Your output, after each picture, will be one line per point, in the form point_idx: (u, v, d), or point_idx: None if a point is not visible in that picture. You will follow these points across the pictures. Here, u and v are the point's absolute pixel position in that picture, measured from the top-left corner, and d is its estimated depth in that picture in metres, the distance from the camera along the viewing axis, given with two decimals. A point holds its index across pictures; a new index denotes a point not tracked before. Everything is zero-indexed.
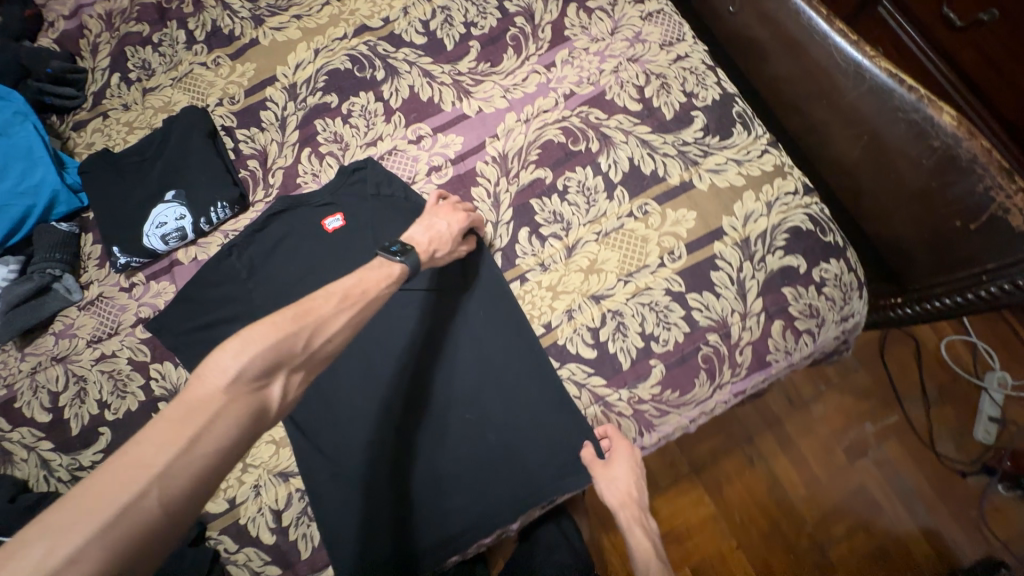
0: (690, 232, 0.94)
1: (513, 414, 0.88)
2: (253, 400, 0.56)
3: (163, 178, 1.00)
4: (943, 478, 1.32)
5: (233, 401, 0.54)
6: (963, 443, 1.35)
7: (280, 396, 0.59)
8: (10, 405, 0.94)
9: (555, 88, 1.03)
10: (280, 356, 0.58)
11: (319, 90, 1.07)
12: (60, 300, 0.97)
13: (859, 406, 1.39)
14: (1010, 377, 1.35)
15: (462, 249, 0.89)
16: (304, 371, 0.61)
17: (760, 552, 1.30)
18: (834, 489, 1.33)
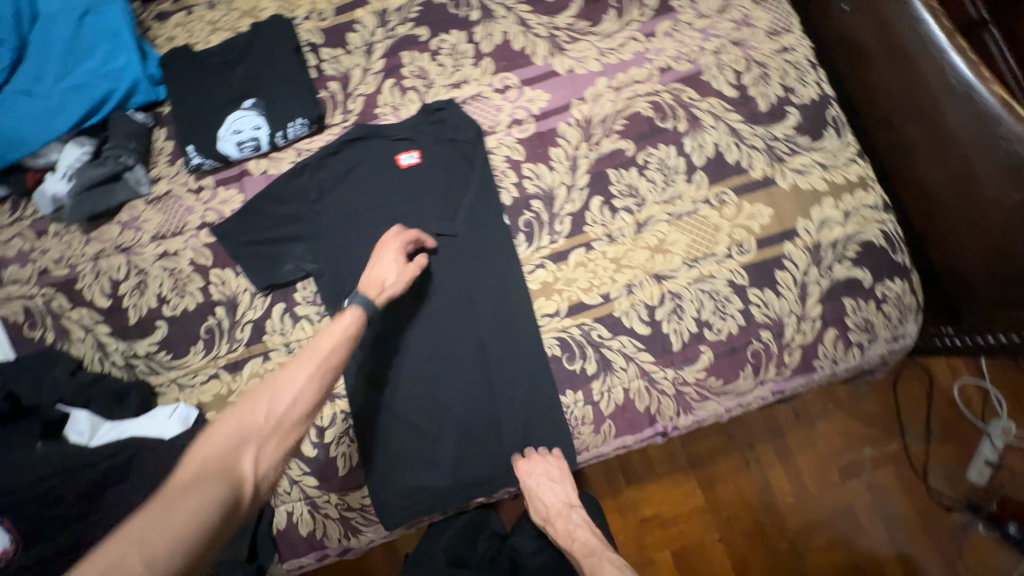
0: (763, 228, 0.94)
1: (542, 382, 0.91)
2: (225, 468, 0.58)
3: (244, 86, 0.99)
4: (930, 512, 1.34)
5: (203, 474, 0.56)
6: (956, 483, 1.35)
7: (251, 468, 0.59)
8: (71, 286, 0.96)
9: (651, 59, 1.00)
10: (246, 429, 0.62)
11: (410, 21, 1.04)
12: (128, 191, 0.97)
13: (862, 430, 1.40)
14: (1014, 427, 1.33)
15: (415, 268, 0.87)
16: (277, 435, 0.63)
17: (738, 547, 1.35)
18: (822, 504, 1.36)
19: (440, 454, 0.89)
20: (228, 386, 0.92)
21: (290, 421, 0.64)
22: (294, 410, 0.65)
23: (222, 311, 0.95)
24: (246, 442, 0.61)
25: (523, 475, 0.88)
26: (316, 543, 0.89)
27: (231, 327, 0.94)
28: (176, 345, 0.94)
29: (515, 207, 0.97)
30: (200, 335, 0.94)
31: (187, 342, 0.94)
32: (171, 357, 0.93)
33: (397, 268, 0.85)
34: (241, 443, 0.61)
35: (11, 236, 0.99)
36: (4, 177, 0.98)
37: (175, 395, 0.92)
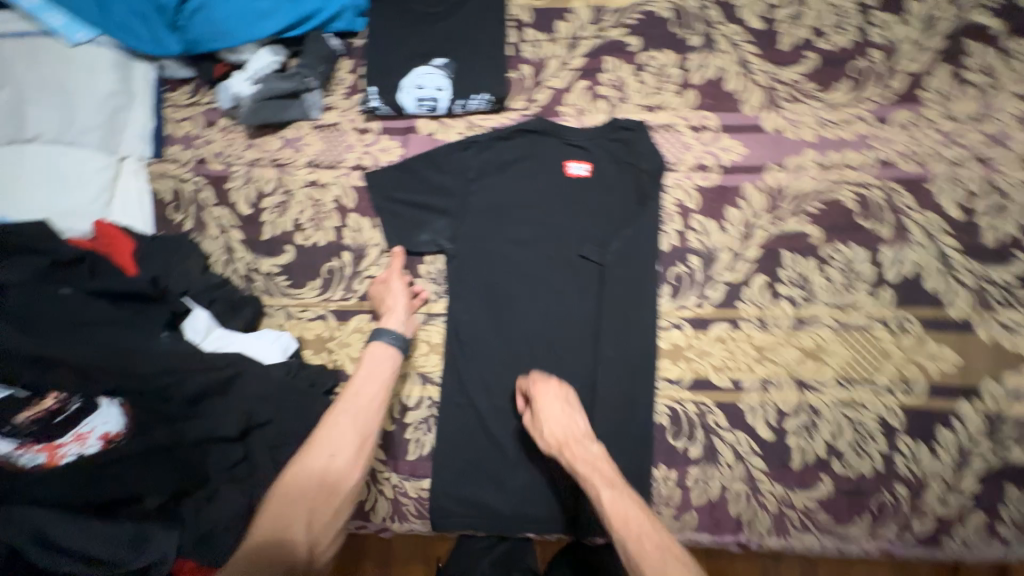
0: (943, 374, 0.81)
1: (636, 452, 0.82)
2: (280, 536, 0.64)
3: (441, 42, 0.96)
4: None
5: (260, 544, 0.63)
6: None
7: (304, 533, 0.65)
8: (221, 183, 0.98)
9: (873, 147, 0.89)
10: (292, 506, 0.66)
11: (625, 27, 0.98)
12: (300, 111, 0.97)
13: None
14: None
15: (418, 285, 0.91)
16: (324, 506, 0.67)
17: None
18: None
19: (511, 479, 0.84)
20: (331, 331, 0.91)
21: (337, 481, 0.69)
22: (339, 462, 0.69)
23: (347, 257, 0.93)
24: (295, 511, 0.66)
25: (534, 398, 0.78)
26: (362, 514, 0.86)
27: (351, 275, 0.93)
28: (296, 274, 0.93)
29: (671, 256, 0.89)
30: (321, 273, 0.93)
31: (307, 275, 0.93)
32: (289, 284, 0.93)
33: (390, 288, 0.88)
34: (290, 512, 0.65)
35: (184, 117, 1.01)
36: (197, 61, 1.00)
37: (281, 322, 0.92)
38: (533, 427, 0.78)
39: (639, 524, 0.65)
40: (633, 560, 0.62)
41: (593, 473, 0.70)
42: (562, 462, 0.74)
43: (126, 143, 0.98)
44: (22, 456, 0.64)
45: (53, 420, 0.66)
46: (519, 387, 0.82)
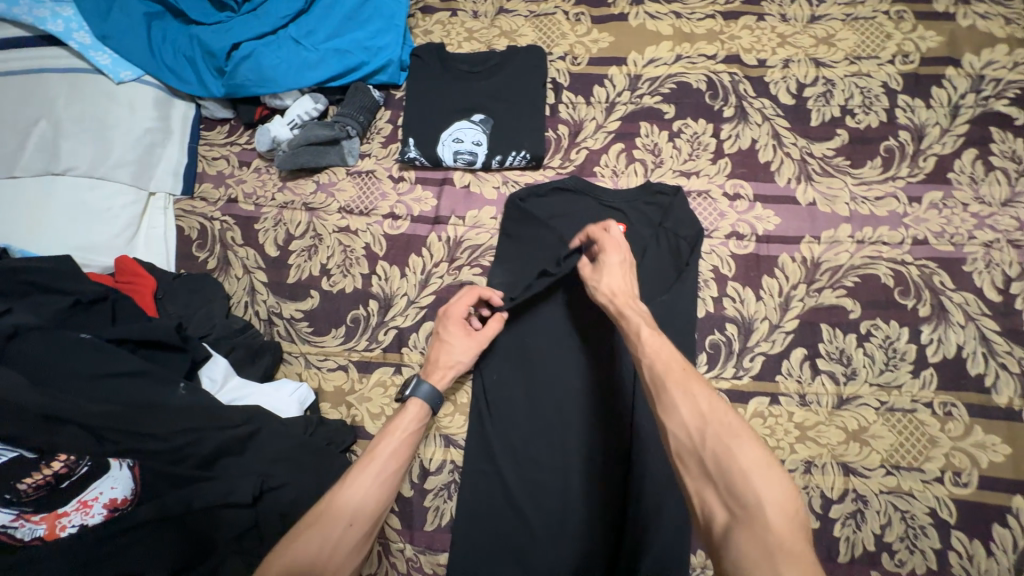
0: (994, 466, 0.78)
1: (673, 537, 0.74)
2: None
3: (480, 100, 0.98)
4: None
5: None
6: None
7: None
8: (251, 223, 0.96)
9: (907, 226, 0.90)
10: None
11: (659, 95, 1.00)
12: (338, 158, 0.97)
13: None
14: None
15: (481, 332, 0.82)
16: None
17: None
18: None
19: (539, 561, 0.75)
20: (352, 384, 0.87)
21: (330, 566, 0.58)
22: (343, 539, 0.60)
23: (374, 305, 0.91)
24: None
25: (603, 250, 0.76)
26: None
27: (376, 325, 0.90)
28: (320, 321, 0.90)
29: (707, 322, 0.87)
30: (346, 322, 0.90)
31: (331, 323, 0.90)
32: (311, 332, 0.90)
33: (461, 343, 0.80)
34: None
35: (218, 156, 1.01)
36: (237, 103, 1.01)
37: (301, 370, 0.88)
38: (589, 279, 0.75)
39: (689, 379, 0.57)
40: (658, 379, 0.57)
41: (628, 316, 0.67)
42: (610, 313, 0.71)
43: (158, 178, 0.96)
44: (18, 529, 0.57)
45: (59, 485, 0.59)
46: (592, 233, 0.78)
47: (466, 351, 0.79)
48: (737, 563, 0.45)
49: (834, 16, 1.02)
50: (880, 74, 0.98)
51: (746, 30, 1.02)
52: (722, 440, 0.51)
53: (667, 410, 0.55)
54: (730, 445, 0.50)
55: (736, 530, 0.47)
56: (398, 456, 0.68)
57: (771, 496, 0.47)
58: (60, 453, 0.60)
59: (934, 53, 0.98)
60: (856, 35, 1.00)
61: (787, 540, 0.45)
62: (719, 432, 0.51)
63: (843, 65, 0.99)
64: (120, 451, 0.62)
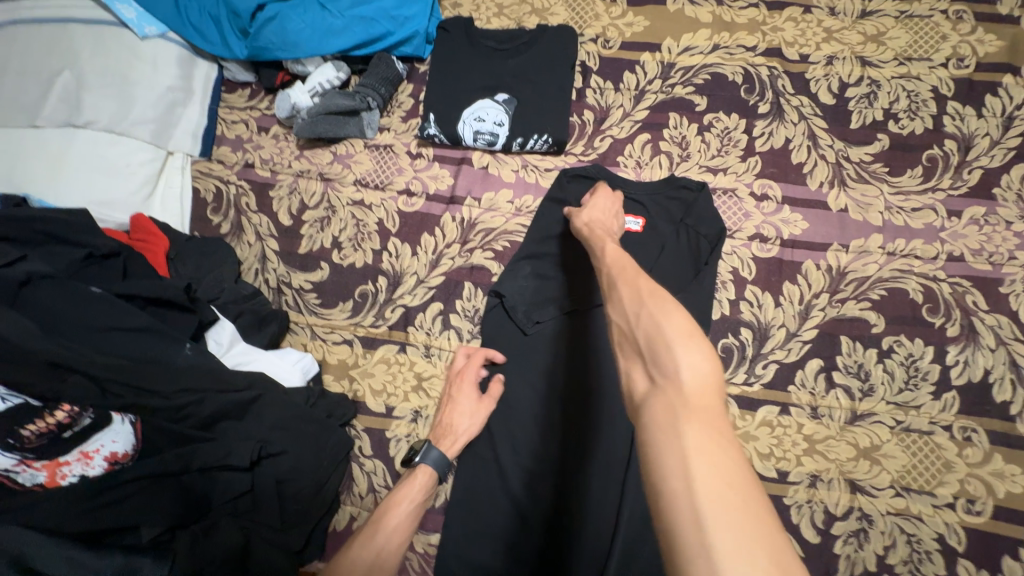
0: (1011, 496, 0.75)
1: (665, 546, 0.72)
2: None
3: (505, 79, 0.95)
4: None
5: None
6: None
7: None
8: (266, 190, 0.95)
9: (943, 240, 0.85)
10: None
11: (692, 86, 0.96)
12: (357, 129, 0.95)
13: None
14: None
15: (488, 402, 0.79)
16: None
17: None
18: None
19: (530, 548, 0.75)
20: (356, 358, 0.86)
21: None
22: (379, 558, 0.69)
23: (383, 282, 0.90)
24: None
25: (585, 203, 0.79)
26: None
27: (384, 301, 0.89)
28: (328, 293, 0.90)
29: (721, 325, 0.85)
30: (354, 296, 0.89)
31: (339, 296, 0.89)
32: (319, 303, 0.89)
33: (469, 408, 0.78)
34: None
35: (238, 120, 1.00)
36: (259, 67, 1.00)
37: (306, 341, 0.88)
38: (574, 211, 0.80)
39: (638, 277, 0.54)
40: (609, 280, 0.56)
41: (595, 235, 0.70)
42: (582, 235, 0.75)
43: (177, 139, 0.96)
44: (20, 473, 0.58)
45: (62, 436, 0.59)
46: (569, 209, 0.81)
47: (475, 411, 0.78)
48: (644, 429, 0.43)
49: (887, 12, 0.95)
50: (931, 78, 0.92)
51: (790, 23, 0.97)
52: (651, 318, 0.48)
53: (613, 303, 0.53)
54: (656, 322, 0.47)
55: (650, 398, 0.44)
56: (404, 525, 0.72)
57: (688, 365, 0.43)
58: (64, 403, 0.60)
59: (992, 59, 0.91)
60: (910, 33, 0.94)
61: (701, 407, 0.42)
62: (646, 313, 0.49)
63: (891, 65, 0.93)
64: (122, 405, 0.63)
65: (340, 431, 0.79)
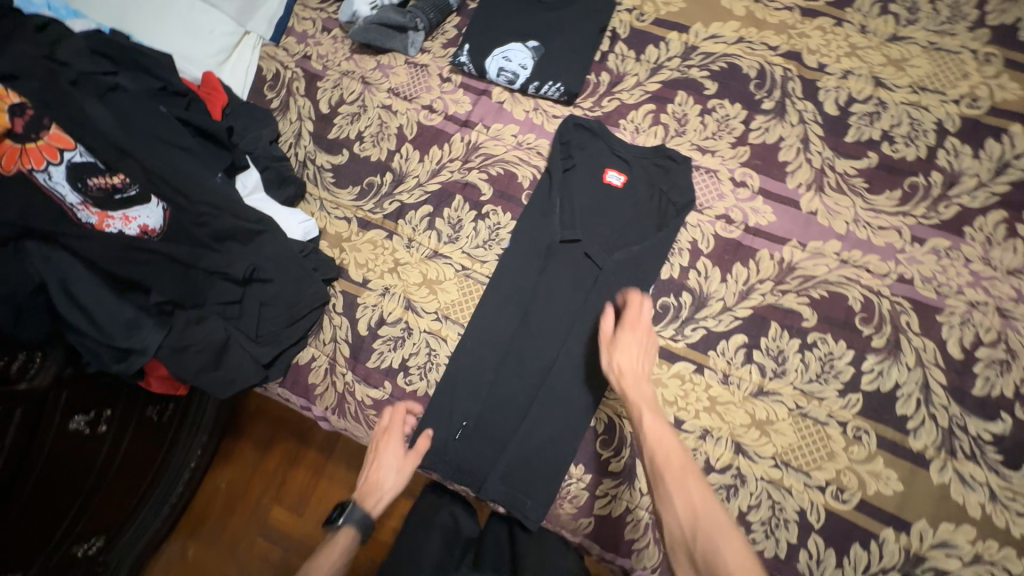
0: (878, 496, 0.81)
1: (559, 434, 0.88)
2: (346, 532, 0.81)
3: (539, 29, 1.05)
4: None
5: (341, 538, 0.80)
6: None
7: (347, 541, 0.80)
8: (315, 80, 1.10)
9: (898, 261, 0.89)
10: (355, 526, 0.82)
11: (707, 71, 1.02)
12: (401, 45, 1.08)
13: None
14: None
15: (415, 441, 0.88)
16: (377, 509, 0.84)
17: None
18: None
19: (483, 425, 0.91)
20: (350, 234, 1.01)
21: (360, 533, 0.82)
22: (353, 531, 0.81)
23: (388, 178, 1.03)
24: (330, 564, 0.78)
25: (614, 339, 0.81)
26: (311, 395, 0.96)
27: (385, 194, 1.03)
28: (341, 176, 1.04)
29: (666, 285, 0.93)
30: (362, 183, 1.04)
31: (350, 180, 1.04)
32: (332, 183, 1.04)
33: (396, 464, 0.86)
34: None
35: (307, 17, 1.15)
36: None
37: (314, 210, 1.03)
38: (610, 342, 0.82)
39: (672, 457, 0.69)
40: (656, 466, 0.70)
41: (628, 366, 0.78)
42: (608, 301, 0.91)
43: (255, 21, 1.12)
44: (80, 212, 0.70)
45: (115, 197, 0.73)
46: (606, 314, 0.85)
47: (405, 470, 0.86)
48: None
49: (917, 40, 0.98)
50: (939, 111, 0.94)
51: (818, 31, 1.01)
52: (709, 536, 0.62)
53: (665, 501, 0.67)
54: (694, 511, 0.65)
55: None
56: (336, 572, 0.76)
57: (739, 564, 0.59)
58: (122, 175, 0.74)
59: (1008, 105, 0.93)
60: (932, 64, 0.96)
61: None
62: (683, 495, 0.66)
63: (904, 91, 0.96)
64: (159, 193, 0.78)
65: (321, 284, 0.94)
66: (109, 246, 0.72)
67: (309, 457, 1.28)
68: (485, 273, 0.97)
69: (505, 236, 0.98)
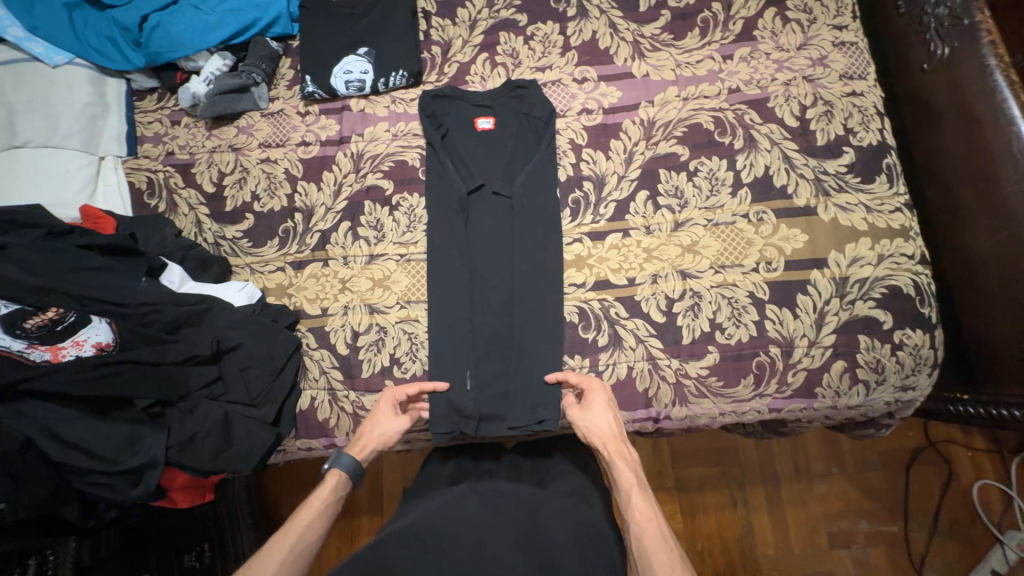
0: (796, 252, 0.98)
1: (547, 340, 1.00)
2: (329, 484, 0.83)
3: (363, 36, 1.16)
4: (824, 534, 1.42)
5: (322, 490, 0.82)
6: (916, 511, 1.42)
7: (327, 492, 0.82)
8: (188, 169, 1.14)
9: (723, 80, 1.08)
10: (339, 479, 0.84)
11: (513, 7, 1.17)
12: (251, 103, 1.14)
13: (808, 486, 1.45)
14: (915, 475, 1.44)
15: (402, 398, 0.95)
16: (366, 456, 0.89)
17: (713, 549, 1.42)
18: (760, 528, 1.43)
19: (481, 369, 1.00)
20: (290, 279, 1.06)
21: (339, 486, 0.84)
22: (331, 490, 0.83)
23: (299, 217, 1.10)
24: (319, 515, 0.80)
25: (582, 412, 0.89)
26: (327, 431, 1.00)
27: (303, 231, 1.09)
28: (256, 236, 1.09)
29: (568, 184, 1.06)
30: (278, 233, 1.09)
31: (266, 235, 1.09)
32: (251, 246, 1.09)
33: (387, 419, 0.92)
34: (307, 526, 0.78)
35: (152, 120, 1.19)
36: (159, 72, 1.19)
37: (247, 277, 1.07)
38: (579, 413, 0.90)
39: (655, 521, 0.76)
40: (642, 548, 0.74)
41: (626, 465, 0.82)
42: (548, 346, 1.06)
43: (105, 145, 1.14)
44: (32, 353, 0.79)
45: (57, 328, 0.81)
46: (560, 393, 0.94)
47: (394, 427, 0.91)
48: None
49: None
50: None
51: None
52: None
53: None
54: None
55: None
56: (320, 521, 0.80)
57: None
58: (54, 308, 0.83)
59: None
60: None
61: None
62: (660, 557, 0.72)
63: None
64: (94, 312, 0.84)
65: (286, 330, 0.99)
66: (72, 372, 0.78)
67: (361, 500, 1.47)
68: (421, 250, 1.06)
69: (422, 212, 1.07)
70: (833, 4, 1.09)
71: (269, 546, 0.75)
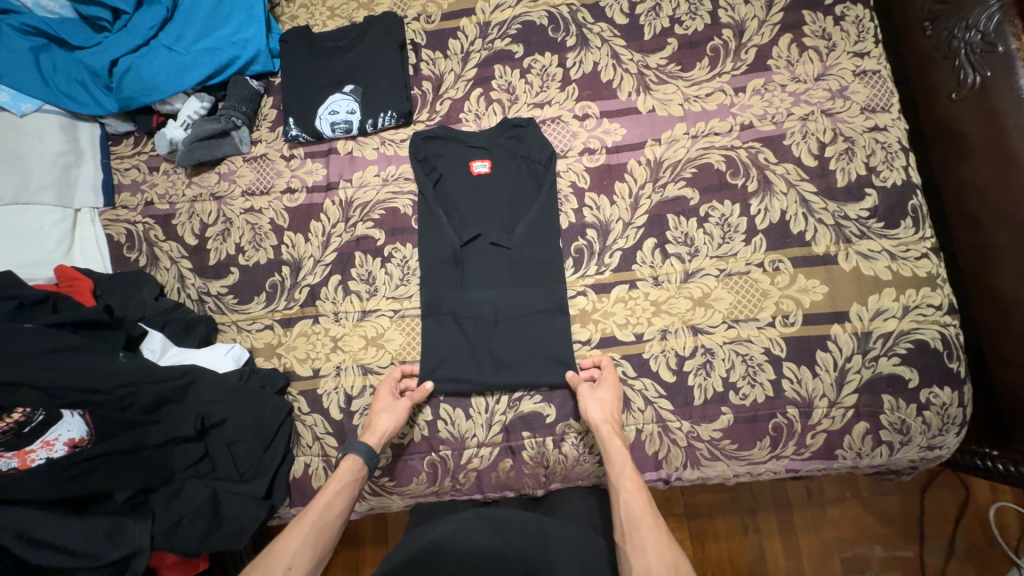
0: (815, 304, 0.92)
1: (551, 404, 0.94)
2: (347, 468, 0.84)
3: (348, 73, 1.08)
4: (839, 561, 1.38)
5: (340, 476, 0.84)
6: (931, 534, 1.37)
7: (343, 480, 0.83)
8: (169, 221, 1.08)
9: (735, 114, 1.01)
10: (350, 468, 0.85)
11: (508, 37, 1.09)
12: (231, 147, 1.08)
13: (822, 511, 1.40)
14: (931, 499, 1.39)
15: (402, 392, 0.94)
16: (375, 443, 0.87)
17: None
18: (773, 556, 1.38)
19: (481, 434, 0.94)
20: (278, 338, 1.01)
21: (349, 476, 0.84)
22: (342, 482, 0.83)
23: (287, 271, 1.04)
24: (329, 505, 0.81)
25: (589, 391, 0.89)
26: None
27: (291, 286, 1.03)
28: (242, 292, 1.04)
29: (571, 232, 1.00)
30: (265, 288, 1.03)
31: (253, 291, 1.04)
32: (237, 302, 1.03)
33: (387, 407, 0.91)
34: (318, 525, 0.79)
35: (130, 167, 1.13)
36: (134, 115, 1.13)
37: (234, 336, 1.02)
38: (588, 395, 0.89)
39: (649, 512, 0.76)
40: (632, 519, 0.76)
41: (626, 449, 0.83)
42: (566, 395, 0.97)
43: (80, 196, 1.08)
44: None
45: (24, 430, 0.77)
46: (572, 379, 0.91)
47: (393, 412, 0.90)
48: None
49: None
50: None
51: None
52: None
53: (636, 551, 0.73)
54: (644, 552, 0.72)
55: None
56: (331, 509, 0.81)
57: None
58: (21, 405, 0.78)
59: None
60: None
61: None
62: (651, 534, 0.74)
63: None
64: (70, 398, 0.80)
65: (276, 397, 0.94)
66: (49, 475, 0.75)
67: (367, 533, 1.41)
68: (416, 305, 1.00)
69: (415, 263, 1.01)
70: (854, 29, 1.01)
71: (286, 535, 0.77)
